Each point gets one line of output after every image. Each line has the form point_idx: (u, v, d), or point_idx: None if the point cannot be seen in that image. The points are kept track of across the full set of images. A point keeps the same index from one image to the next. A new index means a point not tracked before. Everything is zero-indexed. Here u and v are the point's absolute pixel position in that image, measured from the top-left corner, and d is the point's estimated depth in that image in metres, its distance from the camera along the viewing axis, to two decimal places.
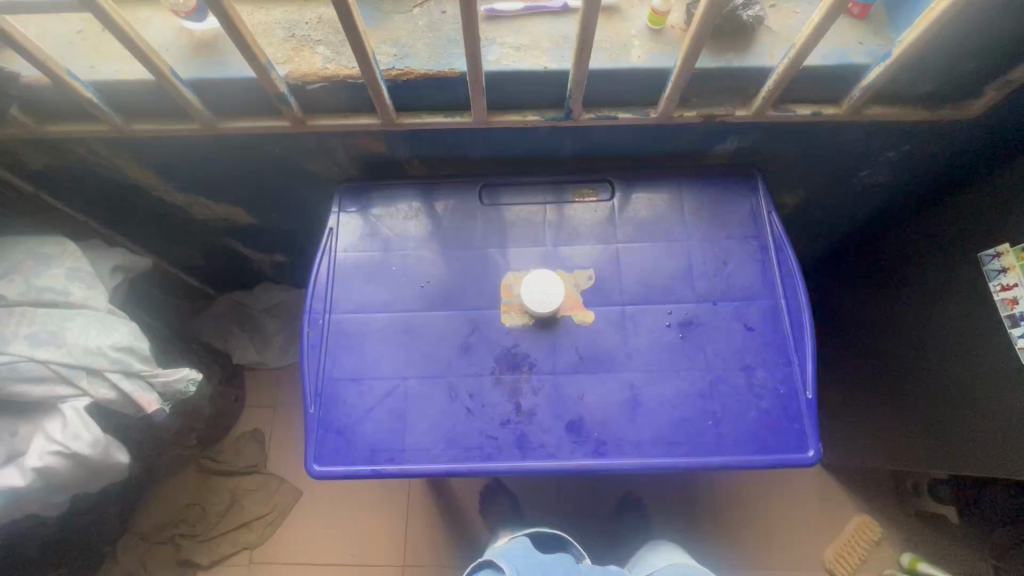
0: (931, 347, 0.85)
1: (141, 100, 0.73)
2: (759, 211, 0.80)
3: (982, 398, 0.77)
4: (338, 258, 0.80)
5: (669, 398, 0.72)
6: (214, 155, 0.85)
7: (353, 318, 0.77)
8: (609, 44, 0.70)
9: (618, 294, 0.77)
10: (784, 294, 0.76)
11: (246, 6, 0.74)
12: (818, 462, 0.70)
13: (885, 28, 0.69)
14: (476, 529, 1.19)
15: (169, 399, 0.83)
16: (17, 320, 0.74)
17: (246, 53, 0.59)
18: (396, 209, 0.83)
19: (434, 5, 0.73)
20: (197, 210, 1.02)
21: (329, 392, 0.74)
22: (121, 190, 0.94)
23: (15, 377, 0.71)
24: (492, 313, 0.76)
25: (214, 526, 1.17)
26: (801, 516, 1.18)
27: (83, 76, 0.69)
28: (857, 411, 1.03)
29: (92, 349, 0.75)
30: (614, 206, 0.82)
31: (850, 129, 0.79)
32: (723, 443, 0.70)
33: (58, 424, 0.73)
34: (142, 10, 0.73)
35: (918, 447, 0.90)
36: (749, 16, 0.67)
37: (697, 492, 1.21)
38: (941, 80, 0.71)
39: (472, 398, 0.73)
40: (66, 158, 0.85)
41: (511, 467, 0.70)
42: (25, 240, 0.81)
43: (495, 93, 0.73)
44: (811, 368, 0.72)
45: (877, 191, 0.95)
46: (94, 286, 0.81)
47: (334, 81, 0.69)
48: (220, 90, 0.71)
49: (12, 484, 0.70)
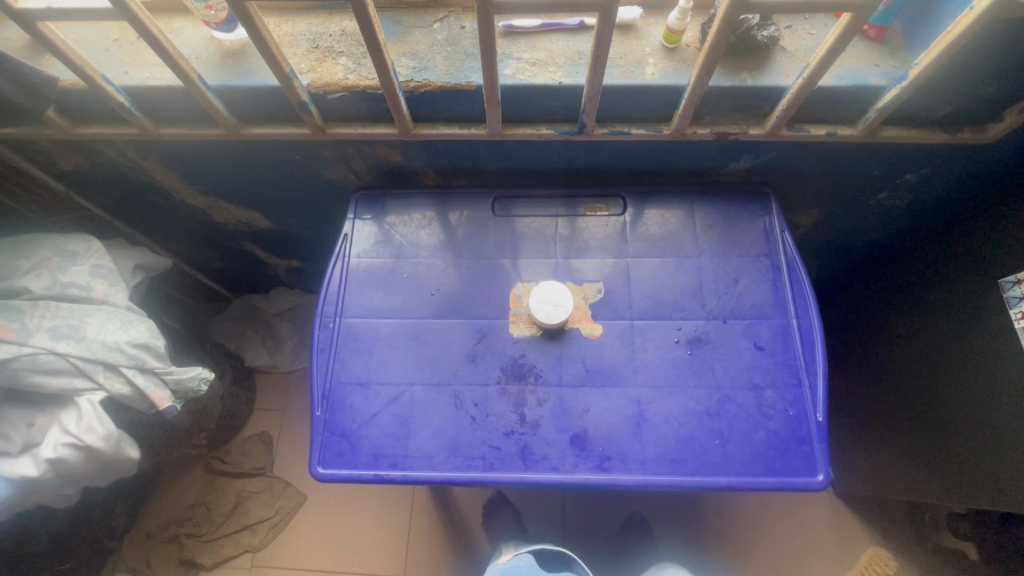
0: (950, 375, 0.83)
1: (169, 105, 0.75)
2: (772, 230, 0.80)
3: (1002, 429, 0.75)
4: (351, 263, 0.82)
5: (675, 415, 0.71)
6: (234, 160, 0.88)
7: (362, 323, 0.78)
8: (623, 61, 0.72)
9: (628, 309, 0.77)
10: (796, 313, 0.75)
11: (273, 18, 0.77)
12: (827, 488, 0.68)
13: (902, 51, 0.69)
14: (478, 545, 1.17)
15: (181, 397, 0.85)
16: (41, 312, 0.76)
17: (272, 63, 0.62)
18: (410, 217, 0.84)
19: (454, 20, 0.76)
20: (217, 213, 1.05)
21: (336, 395, 0.74)
22: (145, 192, 0.98)
23: (34, 368, 0.73)
24: (499, 323, 0.77)
25: (219, 526, 1.17)
26: (815, 543, 1.15)
27: (117, 80, 0.72)
28: (871, 437, 1.01)
29: (110, 344, 0.77)
30: (626, 221, 0.82)
31: (865, 151, 0.79)
32: (729, 463, 0.69)
33: (74, 416, 0.75)
34: (175, 21, 0.76)
35: (939, 478, 0.87)
36: (764, 37, 0.68)
37: (705, 514, 1.19)
38: (958, 103, 0.70)
39: (477, 406, 0.73)
40: (97, 160, 0.88)
41: (513, 479, 0.69)
42: (53, 237, 0.84)
43: (510, 106, 0.74)
44: (822, 390, 0.71)
45: (894, 216, 0.93)
46: (116, 283, 0.84)
47: (355, 91, 0.71)
48: (244, 98, 0.73)
49: (26, 474, 0.72)
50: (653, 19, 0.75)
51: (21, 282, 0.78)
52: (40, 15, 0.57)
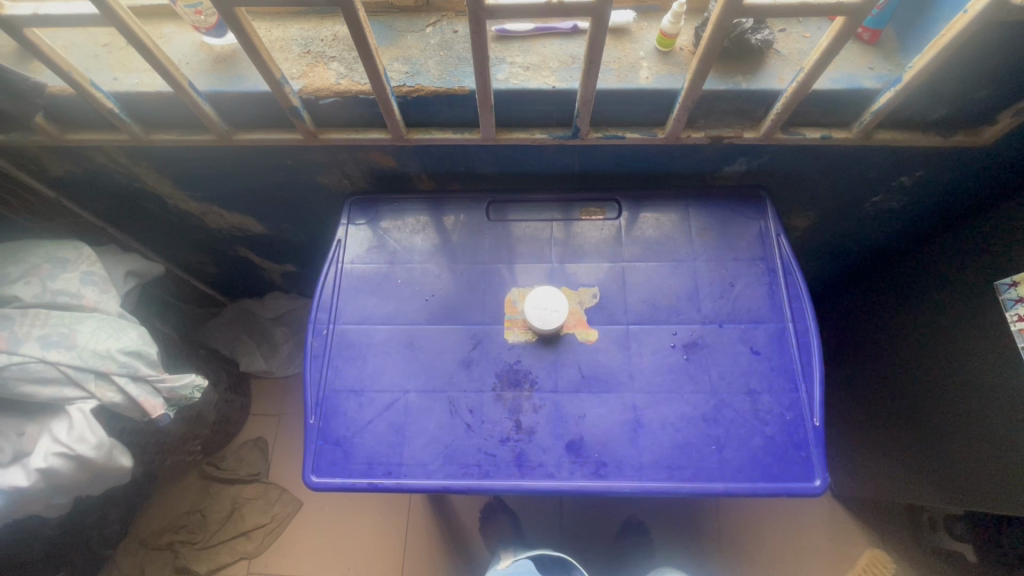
0: (947, 378, 0.82)
1: (160, 112, 0.75)
2: (768, 233, 0.80)
3: (999, 433, 0.74)
4: (344, 269, 0.81)
5: (671, 421, 0.71)
6: (228, 166, 0.87)
7: (356, 330, 0.77)
8: (617, 65, 0.71)
9: (623, 314, 0.76)
10: (792, 317, 0.75)
11: (264, 23, 0.76)
12: (824, 493, 0.68)
13: (896, 53, 0.69)
14: (475, 549, 1.16)
15: (174, 404, 0.84)
16: (30, 321, 0.75)
17: (262, 69, 0.61)
18: (403, 223, 0.84)
19: (446, 24, 0.75)
20: (211, 219, 1.04)
21: (330, 403, 0.74)
22: (137, 198, 0.97)
23: (25, 377, 0.72)
24: (494, 329, 0.76)
25: (214, 533, 1.16)
26: (813, 547, 1.14)
27: (106, 86, 0.71)
28: (868, 440, 1.01)
29: (101, 352, 0.76)
30: (621, 225, 0.82)
31: (859, 154, 0.79)
32: (726, 469, 0.69)
33: (65, 425, 0.74)
34: (165, 26, 0.75)
35: (936, 481, 0.86)
36: (758, 40, 0.67)
37: (702, 517, 1.18)
38: (953, 106, 0.70)
39: (472, 413, 0.72)
40: (87, 166, 0.87)
41: (509, 486, 0.69)
42: (42, 244, 0.83)
43: (503, 111, 0.74)
44: (819, 395, 0.71)
45: (890, 218, 0.93)
46: (107, 290, 0.84)
47: (347, 96, 0.71)
48: (235, 104, 0.73)
49: (16, 484, 0.71)
50: (647, 23, 0.75)
51: (9, 291, 0.77)
52: (27, 22, 0.57)
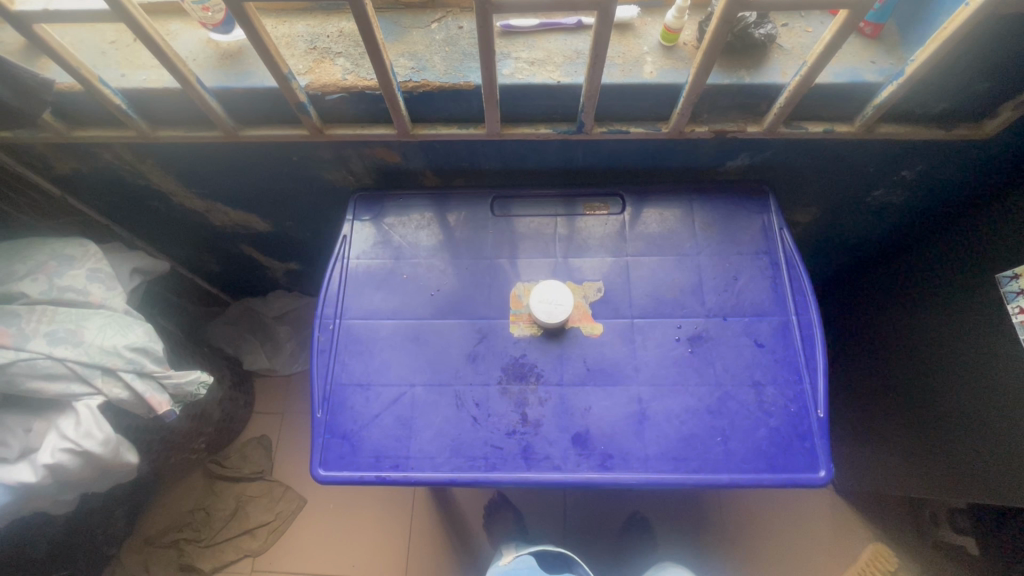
0: (949, 371, 0.83)
1: (166, 108, 0.75)
2: (771, 227, 0.80)
3: (1000, 422, 0.75)
4: (350, 264, 0.81)
5: (677, 413, 0.71)
6: (233, 162, 0.87)
7: (362, 324, 0.78)
8: (621, 60, 0.72)
9: (628, 307, 0.77)
10: (796, 310, 0.75)
11: (270, 20, 0.77)
12: (828, 484, 0.68)
13: (897, 48, 0.70)
14: (478, 545, 1.17)
15: (180, 401, 0.84)
16: (38, 318, 0.76)
17: (270, 64, 0.61)
18: (408, 218, 0.84)
19: (451, 20, 0.76)
20: (215, 216, 1.05)
21: (337, 397, 0.74)
22: (143, 195, 0.97)
23: (32, 373, 0.73)
24: (500, 323, 0.77)
25: (219, 532, 1.17)
26: (815, 541, 1.15)
27: (114, 83, 0.72)
28: (872, 435, 1.01)
29: (108, 348, 0.76)
30: (625, 220, 0.82)
31: (861, 147, 0.80)
32: (731, 460, 0.69)
33: (71, 421, 0.74)
34: (172, 23, 0.76)
35: (939, 473, 0.87)
36: (761, 35, 0.68)
37: (706, 513, 1.19)
38: (953, 99, 0.71)
39: (479, 406, 0.73)
40: (93, 163, 0.88)
41: (516, 478, 0.69)
42: (49, 241, 0.84)
43: (508, 106, 0.74)
44: (823, 386, 0.71)
45: (892, 212, 0.94)
46: (113, 287, 0.84)
47: (352, 91, 0.71)
48: (242, 99, 0.73)
49: (24, 480, 0.71)
50: (650, 18, 0.76)
51: (17, 287, 0.77)
52: (36, 17, 0.57)
